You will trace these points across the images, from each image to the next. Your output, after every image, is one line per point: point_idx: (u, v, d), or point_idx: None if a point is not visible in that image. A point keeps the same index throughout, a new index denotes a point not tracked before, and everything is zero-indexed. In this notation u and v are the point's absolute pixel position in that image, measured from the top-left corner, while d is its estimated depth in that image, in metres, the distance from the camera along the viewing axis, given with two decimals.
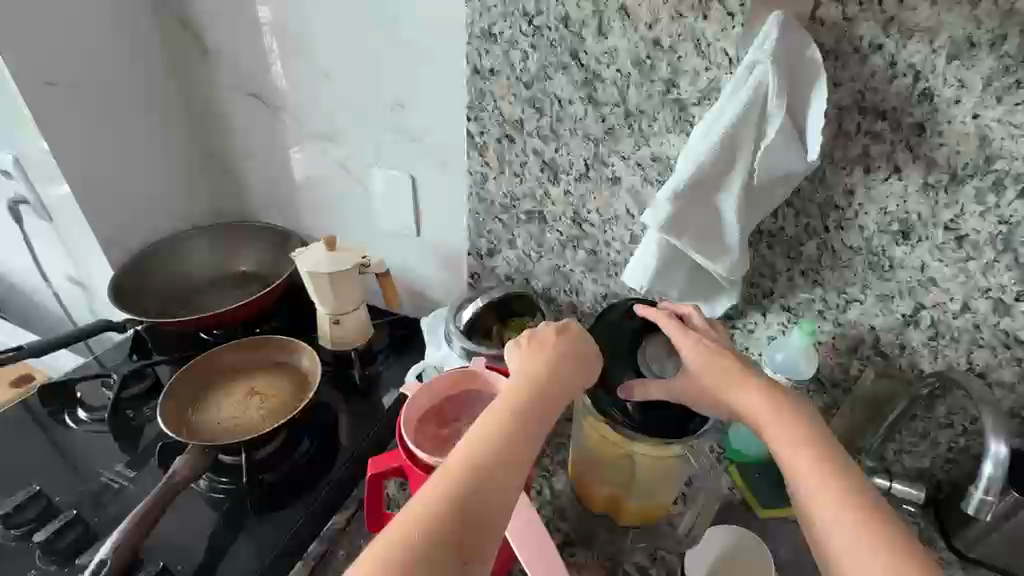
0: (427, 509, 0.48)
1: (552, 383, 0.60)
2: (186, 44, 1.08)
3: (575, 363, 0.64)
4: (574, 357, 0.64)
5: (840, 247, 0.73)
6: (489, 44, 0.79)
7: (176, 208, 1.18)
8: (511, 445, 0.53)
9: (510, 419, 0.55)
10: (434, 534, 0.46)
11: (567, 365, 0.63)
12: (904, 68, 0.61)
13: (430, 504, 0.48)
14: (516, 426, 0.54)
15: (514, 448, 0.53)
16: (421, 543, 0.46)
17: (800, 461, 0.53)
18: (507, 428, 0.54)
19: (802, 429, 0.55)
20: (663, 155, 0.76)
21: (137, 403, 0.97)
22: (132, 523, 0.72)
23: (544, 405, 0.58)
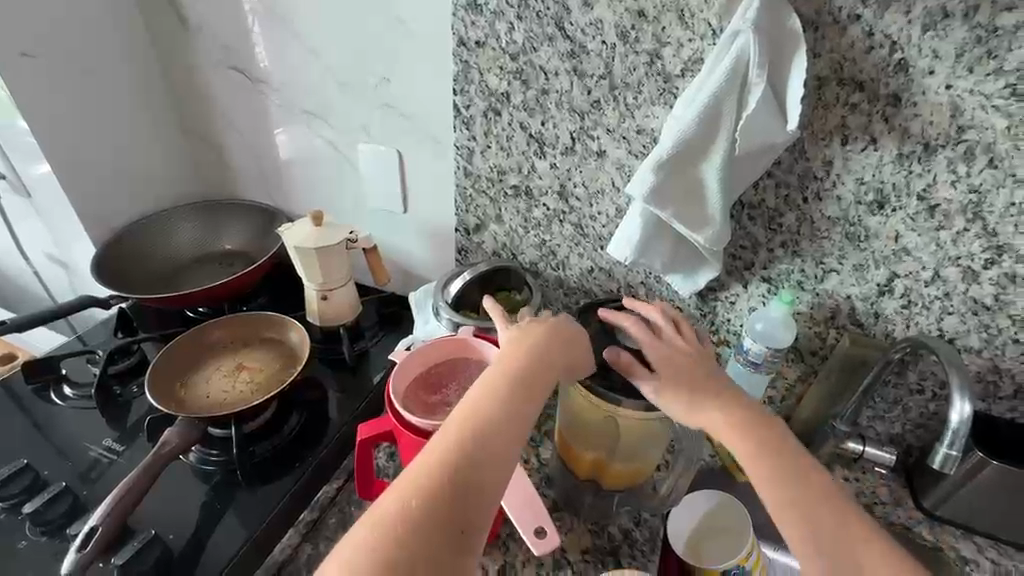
0: (411, 499, 0.49)
1: (537, 370, 0.61)
2: (165, 16, 1.05)
3: (562, 350, 0.65)
4: (561, 342, 0.66)
5: (819, 218, 0.75)
6: (475, 15, 0.79)
7: (159, 186, 1.17)
8: (495, 437, 0.54)
9: (493, 409, 0.56)
10: (425, 511, 0.49)
11: (552, 351, 0.64)
12: (881, 40, 0.63)
13: (413, 492, 0.50)
14: (499, 417, 0.56)
15: (497, 442, 0.54)
16: (403, 535, 0.47)
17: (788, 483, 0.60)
18: (492, 419, 0.55)
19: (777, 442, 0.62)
20: (647, 128, 0.77)
21: (123, 379, 0.97)
22: (119, 495, 0.72)
23: (528, 394, 0.59)
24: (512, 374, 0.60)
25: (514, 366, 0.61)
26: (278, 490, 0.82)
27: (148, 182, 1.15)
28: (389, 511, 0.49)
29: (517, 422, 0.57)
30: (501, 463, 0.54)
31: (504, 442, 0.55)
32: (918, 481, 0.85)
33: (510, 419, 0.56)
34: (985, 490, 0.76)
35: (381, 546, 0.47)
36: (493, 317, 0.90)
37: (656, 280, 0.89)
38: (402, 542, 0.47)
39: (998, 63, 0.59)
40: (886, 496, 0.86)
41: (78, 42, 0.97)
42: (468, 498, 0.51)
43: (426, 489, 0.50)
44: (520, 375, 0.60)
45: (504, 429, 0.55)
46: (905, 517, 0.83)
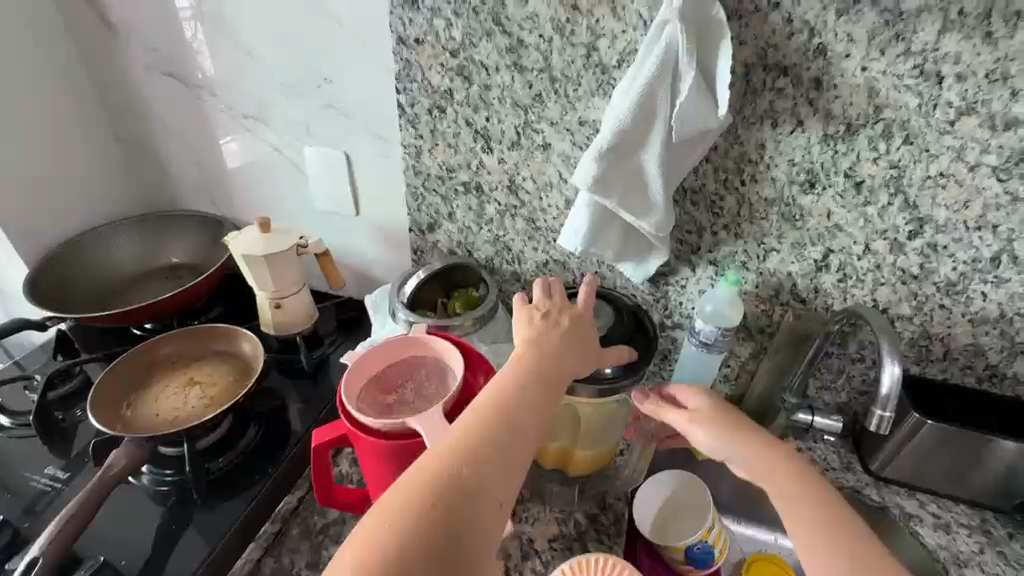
0: (410, 509, 0.49)
1: (546, 376, 0.62)
2: (90, 21, 1.01)
3: (572, 349, 0.66)
4: (570, 340, 0.67)
5: (756, 200, 0.78)
6: (412, 13, 0.79)
7: (97, 199, 1.12)
8: (499, 449, 0.54)
9: (499, 420, 0.56)
10: (408, 531, 0.48)
11: (560, 352, 0.65)
12: (799, 26, 0.65)
13: (413, 493, 0.50)
14: (504, 429, 0.56)
15: (502, 454, 0.54)
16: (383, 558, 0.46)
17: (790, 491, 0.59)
18: (498, 430, 0.55)
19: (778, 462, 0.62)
20: (589, 119, 0.78)
21: (66, 404, 0.92)
22: (62, 522, 0.69)
23: (535, 403, 0.59)
24: (519, 382, 0.60)
25: (522, 372, 0.61)
26: (238, 505, 0.80)
27: (86, 196, 1.10)
28: (386, 522, 0.48)
29: (524, 434, 0.56)
30: (506, 478, 0.54)
31: (508, 455, 0.54)
32: (864, 446, 0.89)
33: (516, 431, 0.56)
34: (921, 448, 0.81)
35: (379, 557, 0.46)
36: (449, 315, 0.90)
37: (609, 269, 0.91)
38: (398, 542, 0.47)
39: (905, 45, 0.63)
40: (836, 462, 0.90)
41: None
42: (470, 511, 0.50)
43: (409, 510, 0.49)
44: (527, 383, 0.60)
45: (510, 440, 0.55)
46: (853, 480, 0.88)
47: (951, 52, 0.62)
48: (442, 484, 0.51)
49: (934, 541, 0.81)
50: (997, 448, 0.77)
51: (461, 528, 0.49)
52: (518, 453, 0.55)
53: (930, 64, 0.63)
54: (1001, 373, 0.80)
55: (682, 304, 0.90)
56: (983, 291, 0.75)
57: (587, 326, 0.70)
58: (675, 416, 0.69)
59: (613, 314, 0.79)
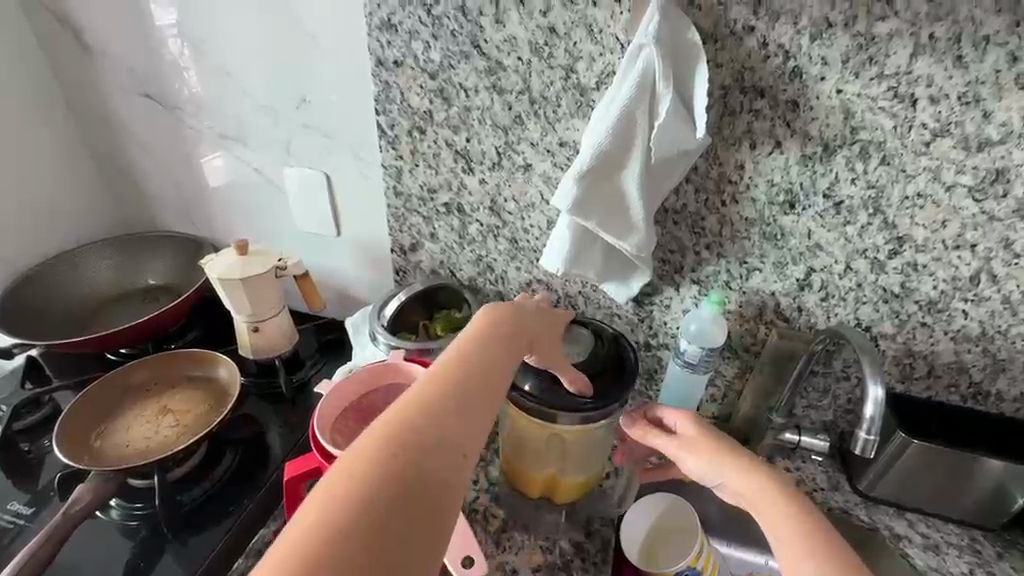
0: (359, 481, 0.46)
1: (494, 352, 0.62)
2: (66, 42, 1.00)
3: (521, 330, 0.67)
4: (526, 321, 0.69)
5: (738, 220, 0.78)
6: (390, 35, 0.79)
7: (72, 220, 1.10)
8: (451, 418, 0.53)
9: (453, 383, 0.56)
10: (380, 475, 0.47)
11: (509, 333, 0.65)
12: (774, 49, 0.66)
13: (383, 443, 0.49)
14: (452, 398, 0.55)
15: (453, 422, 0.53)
16: (356, 498, 0.45)
17: (779, 515, 0.57)
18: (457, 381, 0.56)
19: (770, 483, 0.60)
20: (569, 140, 0.78)
21: (34, 434, 0.89)
22: (23, 559, 0.67)
23: (483, 373, 0.59)
24: (466, 357, 0.59)
25: (470, 349, 0.61)
26: (211, 539, 0.77)
27: (56, 216, 1.07)
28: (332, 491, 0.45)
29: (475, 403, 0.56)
30: (459, 446, 0.52)
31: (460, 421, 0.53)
32: (852, 466, 0.88)
33: (465, 400, 0.55)
34: (909, 468, 0.80)
35: (328, 520, 0.43)
36: (431, 338, 0.88)
37: (593, 289, 0.90)
38: (367, 486, 0.46)
39: (879, 68, 0.64)
40: (824, 483, 0.89)
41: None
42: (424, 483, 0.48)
43: (378, 458, 0.48)
44: (475, 356, 0.60)
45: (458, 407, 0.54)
46: (842, 501, 0.87)
47: (924, 75, 0.63)
48: (411, 433, 0.50)
49: (925, 563, 0.80)
50: (984, 467, 0.77)
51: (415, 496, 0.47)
52: (469, 419, 0.54)
53: (904, 86, 0.64)
54: (985, 391, 0.79)
55: (666, 324, 0.90)
56: (964, 309, 0.75)
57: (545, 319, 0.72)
58: (666, 441, 0.69)
59: (592, 339, 0.75)
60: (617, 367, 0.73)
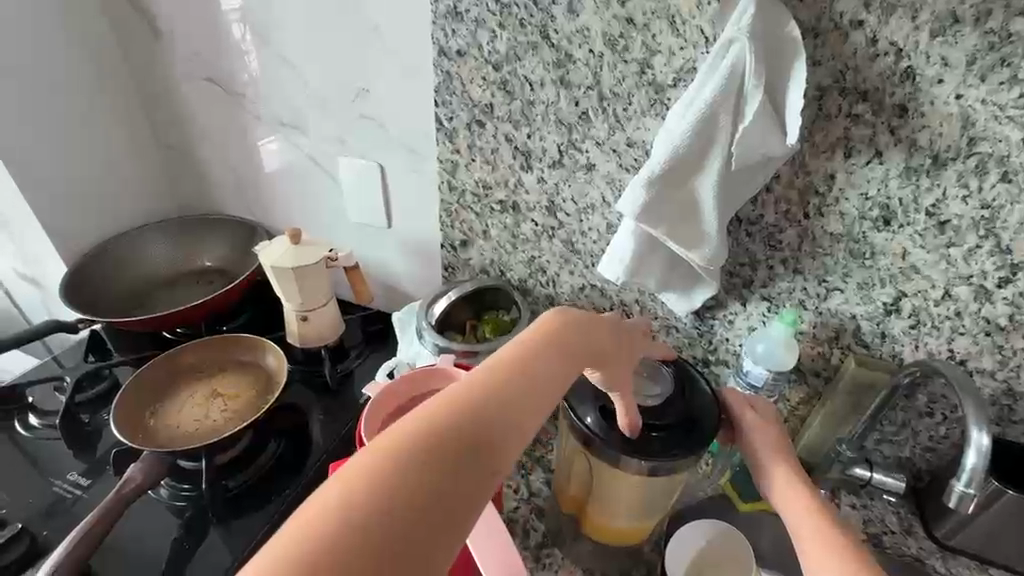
0: (393, 462, 0.41)
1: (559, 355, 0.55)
2: (137, 24, 1.01)
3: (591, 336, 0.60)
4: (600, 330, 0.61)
5: (821, 234, 0.71)
6: (456, 23, 0.76)
7: (135, 201, 1.13)
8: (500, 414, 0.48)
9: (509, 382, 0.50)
10: (415, 465, 0.42)
11: (579, 338, 0.58)
12: (885, 46, 0.59)
13: (428, 431, 0.44)
14: (505, 396, 0.49)
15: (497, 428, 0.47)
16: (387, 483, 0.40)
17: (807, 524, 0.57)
18: (515, 380, 0.51)
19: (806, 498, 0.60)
20: (639, 140, 0.73)
21: (94, 406, 0.92)
22: (79, 534, 0.68)
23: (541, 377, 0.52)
24: (526, 357, 0.53)
25: (539, 349, 0.54)
26: (254, 526, 0.78)
27: (120, 196, 1.10)
28: (362, 466, 0.41)
29: (524, 408, 0.50)
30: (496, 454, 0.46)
31: (503, 427, 0.48)
32: (928, 509, 0.80)
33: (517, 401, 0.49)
34: (1001, 522, 0.72)
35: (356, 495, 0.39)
36: (479, 339, 0.86)
37: (651, 298, 0.85)
38: (398, 471, 0.41)
39: (1011, 72, 0.55)
40: (895, 525, 0.82)
41: (27, 51, 0.92)
42: (456, 476, 0.43)
43: (417, 445, 0.43)
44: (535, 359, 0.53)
45: (506, 410, 0.48)
46: (915, 548, 0.79)
47: None
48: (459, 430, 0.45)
49: None
50: None
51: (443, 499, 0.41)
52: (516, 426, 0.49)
53: None
54: None
55: (728, 341, 0.84)
56: None
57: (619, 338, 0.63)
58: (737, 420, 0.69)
59: (674, 383, 0.67)
60: (680, 434, 0.62)
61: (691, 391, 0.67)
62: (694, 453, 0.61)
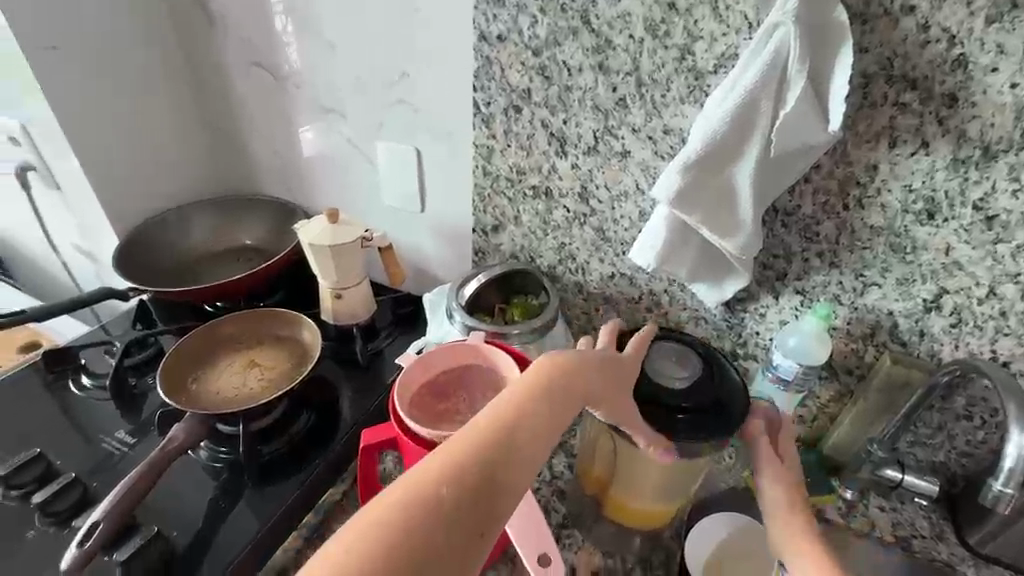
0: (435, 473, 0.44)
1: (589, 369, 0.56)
2: (191, 8, 1.06)
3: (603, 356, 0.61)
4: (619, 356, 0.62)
5: (860, 227, 0.69)
6: (497, 9, 0.77)
7: (182, 180, 1.18)
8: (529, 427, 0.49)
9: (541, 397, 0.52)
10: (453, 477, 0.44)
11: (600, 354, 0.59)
12: (937, 33, 0.57)
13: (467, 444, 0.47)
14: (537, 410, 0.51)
15: (524, 447, 0.48)
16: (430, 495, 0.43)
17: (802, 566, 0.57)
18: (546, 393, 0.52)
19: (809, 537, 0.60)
20: (675, 127, 0.73)
21: (140, 371, 0.97)
22: (127, 486, 0.72)
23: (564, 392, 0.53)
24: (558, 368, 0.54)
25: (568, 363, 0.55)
26: (286, 490, 0.81)
27: (170, 174, 1.16)
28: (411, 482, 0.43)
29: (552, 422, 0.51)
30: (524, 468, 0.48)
31: (531, 438, 0.49)
32: (962, 516, 0.78)
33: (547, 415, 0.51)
34: None
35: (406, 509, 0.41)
36: (507, 322, 0.88)
37: (680, 288, 0.85)
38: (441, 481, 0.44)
39: None
40: (925, 530, 0.80)
41: (90, 32, 0.98)
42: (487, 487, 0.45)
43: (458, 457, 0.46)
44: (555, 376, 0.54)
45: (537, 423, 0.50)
46: (946, 554, 0.77)
47: None
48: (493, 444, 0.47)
49: None
50: None
51: (474, 513, 0.44)
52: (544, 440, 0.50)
53: None
54: None
55: (758, 334, 0.83)
56: None
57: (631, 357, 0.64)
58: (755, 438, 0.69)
59: (702, 368, 0.68)
60: (711, 415, 0.63)
61: (717, 374, 0.68)
62: (721, 435, 0.62)
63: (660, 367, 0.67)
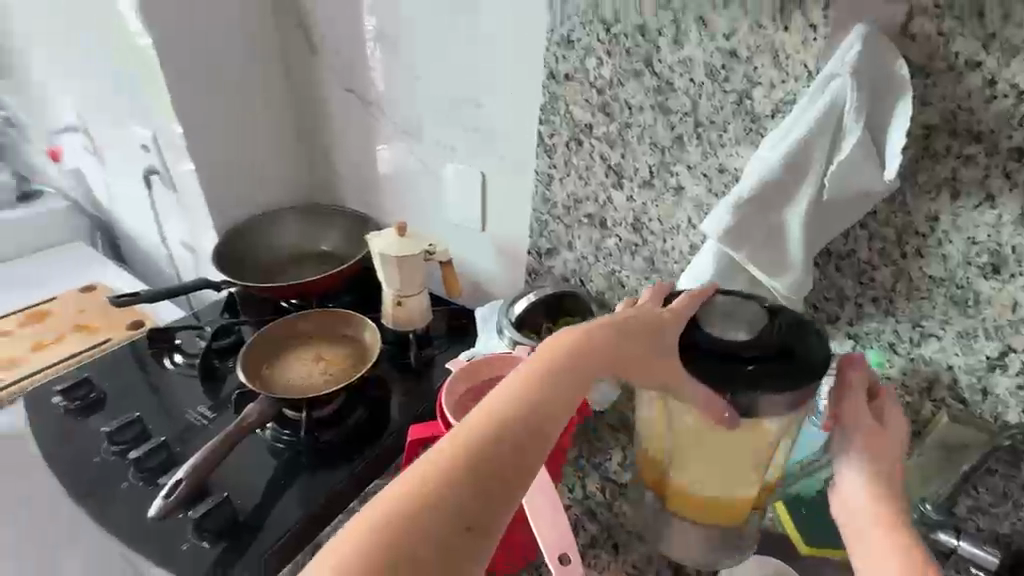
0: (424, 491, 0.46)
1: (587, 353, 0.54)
2: (298, 41, 1.20)
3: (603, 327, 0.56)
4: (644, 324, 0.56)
5: (919, 276, 0.68)
6: (566, 50, 0.83)
7: (275, 189, 1.33)
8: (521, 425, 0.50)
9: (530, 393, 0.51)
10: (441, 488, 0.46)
11: (607, 328, 0.55)
12: (1005, 88, 0.57)
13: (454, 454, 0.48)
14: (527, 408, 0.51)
15: (511, 441, 0.49)
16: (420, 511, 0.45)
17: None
18: (536, 390, 0.52)
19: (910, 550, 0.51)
20: (731, 167, 0.75)
21: (223, 354, 1.09)
22: (207, 452, 0.82)
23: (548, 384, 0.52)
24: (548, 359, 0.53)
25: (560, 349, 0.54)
26: (337, 476, 0.88)
27: (265, 183, 1.30)
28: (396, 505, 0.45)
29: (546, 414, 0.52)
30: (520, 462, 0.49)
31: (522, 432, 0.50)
32: None
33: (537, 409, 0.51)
34: None
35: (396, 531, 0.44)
36: None
37: None
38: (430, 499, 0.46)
39: None
40: None
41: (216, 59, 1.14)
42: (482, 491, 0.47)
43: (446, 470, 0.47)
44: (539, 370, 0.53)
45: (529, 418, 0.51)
46: None
47: None
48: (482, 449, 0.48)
49: None
50: None
51: (467, 515, 0.46)
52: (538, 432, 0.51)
53: None
54: None
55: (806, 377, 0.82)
56: None
57: (647, 317, 0.56)
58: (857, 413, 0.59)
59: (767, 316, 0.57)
60: (785, 363, 0.55)
61: (790, 324, 0.58)
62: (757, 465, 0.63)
63: (716, 315, 0.58)
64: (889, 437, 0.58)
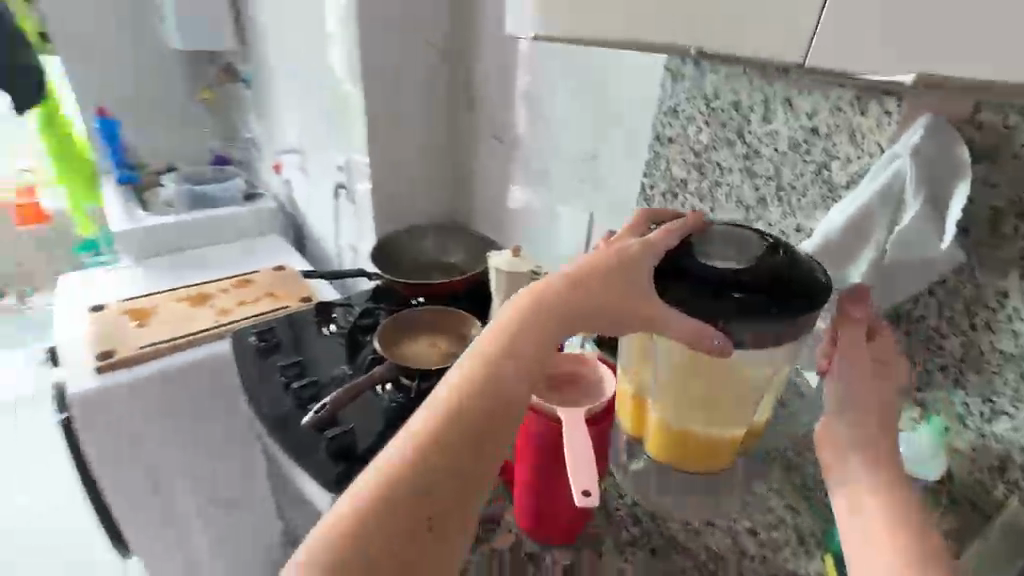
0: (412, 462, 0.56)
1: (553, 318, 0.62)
2: (462, 97, 1.53)
3: (571, 279, 0.63)
4: (614, 277, 0.62)
5: (990, 350, 0.71)
6: (671, 118, 0.99)
7: (424, 209, 1.65)
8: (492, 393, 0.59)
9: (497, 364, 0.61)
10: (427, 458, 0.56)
11: (575, 296, 0.62)
12: None
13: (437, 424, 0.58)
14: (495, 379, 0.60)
15: (485, 408, 0.59)
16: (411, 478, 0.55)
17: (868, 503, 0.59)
18: (506, 360, 0.61)
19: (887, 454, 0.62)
20: (807, 228, 0.84)
21: (365, 330, 1.39)
22: (344, 390, 1.06)
23: (496, 370, 0.60)
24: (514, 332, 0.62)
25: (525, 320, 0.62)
26: None
27: (418, 204, 1.63)
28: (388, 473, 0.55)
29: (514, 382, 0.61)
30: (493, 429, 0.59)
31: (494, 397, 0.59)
32: None
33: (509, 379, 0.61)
34: None
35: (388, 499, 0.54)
36: None
37: None
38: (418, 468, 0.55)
39: None
40: None
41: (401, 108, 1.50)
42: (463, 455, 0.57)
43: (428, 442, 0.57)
44: (501, 342, 0.61)
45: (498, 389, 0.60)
46: None
47: None
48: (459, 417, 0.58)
49: None
50: None
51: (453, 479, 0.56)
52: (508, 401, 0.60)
53: None
54: None
55: None
56: None
57: (618, 258, 0.63)
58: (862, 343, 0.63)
59: (756, 253, 0.62)
60: (768, 297, 0.59)
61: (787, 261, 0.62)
62: None
63: (708, 245, 0.64)
64: (887, 376, 0.64)
